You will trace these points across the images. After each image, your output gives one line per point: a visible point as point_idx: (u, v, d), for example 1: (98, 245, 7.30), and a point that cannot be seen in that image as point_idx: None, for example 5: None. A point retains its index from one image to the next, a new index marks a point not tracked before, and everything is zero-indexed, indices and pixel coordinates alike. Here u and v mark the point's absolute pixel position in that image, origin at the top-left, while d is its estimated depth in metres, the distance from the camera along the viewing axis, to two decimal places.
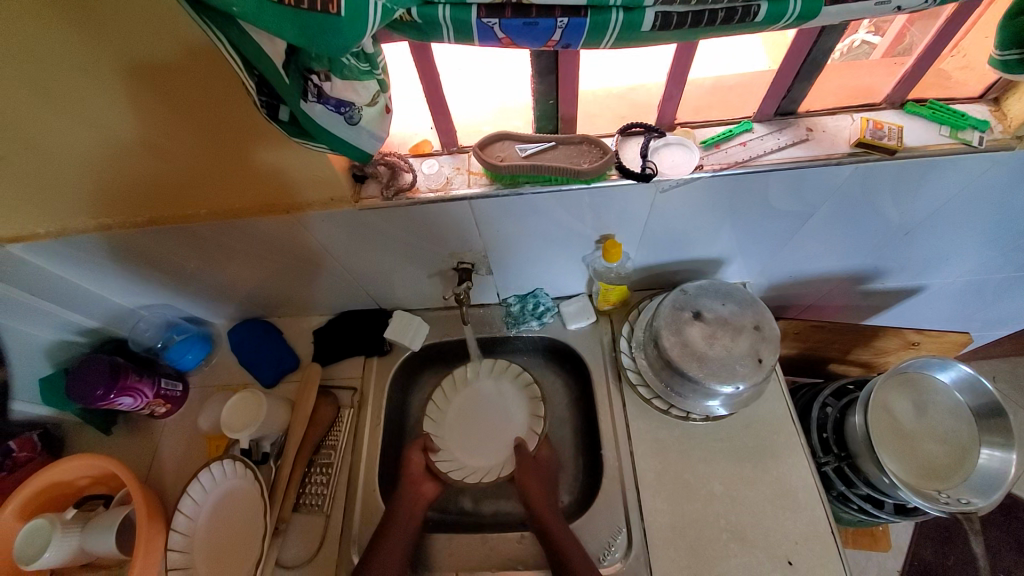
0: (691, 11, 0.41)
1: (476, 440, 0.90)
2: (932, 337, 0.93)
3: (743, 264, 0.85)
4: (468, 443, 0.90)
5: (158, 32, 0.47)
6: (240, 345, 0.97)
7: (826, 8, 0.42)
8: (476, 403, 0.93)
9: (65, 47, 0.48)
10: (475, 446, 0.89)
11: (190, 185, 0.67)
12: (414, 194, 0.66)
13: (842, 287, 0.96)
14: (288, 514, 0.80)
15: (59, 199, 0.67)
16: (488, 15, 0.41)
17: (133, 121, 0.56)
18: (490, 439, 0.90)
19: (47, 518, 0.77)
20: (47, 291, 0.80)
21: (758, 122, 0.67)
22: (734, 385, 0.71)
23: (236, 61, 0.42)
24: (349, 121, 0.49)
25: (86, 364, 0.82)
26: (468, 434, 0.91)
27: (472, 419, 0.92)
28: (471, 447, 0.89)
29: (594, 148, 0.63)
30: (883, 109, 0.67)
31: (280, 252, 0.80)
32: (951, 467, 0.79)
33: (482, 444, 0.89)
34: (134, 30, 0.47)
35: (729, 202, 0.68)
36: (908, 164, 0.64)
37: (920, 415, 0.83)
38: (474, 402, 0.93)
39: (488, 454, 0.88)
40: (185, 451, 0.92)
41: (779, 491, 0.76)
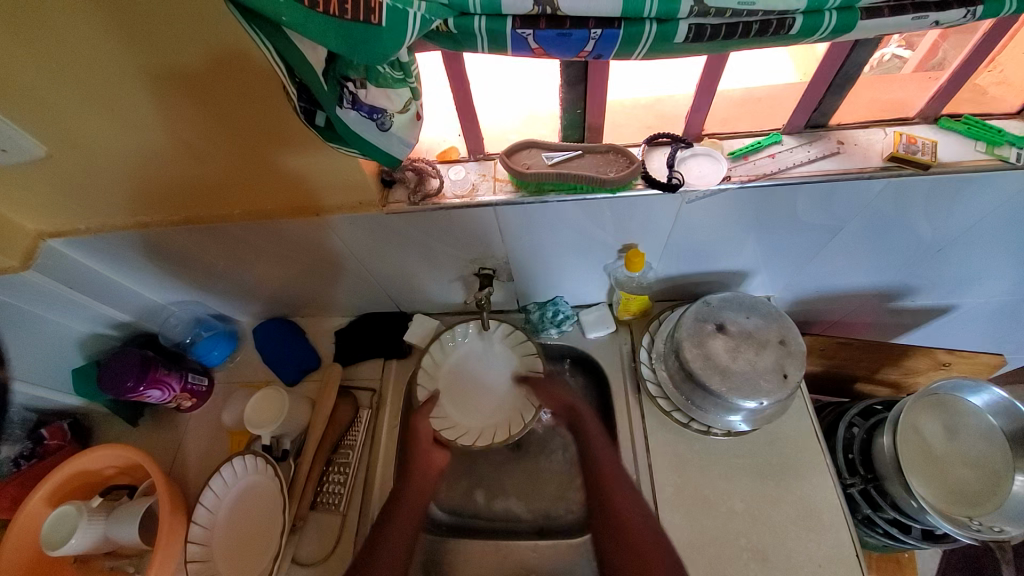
0: (725, 23, 0.41)
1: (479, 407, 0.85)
2: (964, 358, 0.90)
3: (767, 277, 0.84)
4: (468, 409, 0.86)
5: (193, 35, 0.49)
6: (263, 343, 0.99)
7: (862, 22, 0.42)
8: (463, 369, 0.88)
9: (105, 50, 0.50)
10: (479, 408, 0.86)
11: (223, 186, 0.69)
12: (440, 200, 0.67)
13: (870, 303, 0.93)
14: (305, 512, 0.81)
15: (102, 196, 0.70)
16: (522, 27, 0.42)
17: (170, 121, 0.58)
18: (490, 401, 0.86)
19: (75, 505, 0.79)
20: (84, 285, 0.83)
21: (787, 135, 0.66)
22: (757, 400, 0.70)
23: (280, 67, 0.43)
24: (381, 127, 0.51)
25: (119, 356, 0.84)
26: (468, 399, 0.86)
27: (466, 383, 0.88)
28: (474, 409, 0.85)
29: (621, 158, 0.63)
30: (916, 123, 0.66)
31: (306, 253, 0.82)
32: (984, 494, 0.76)
33: (485, 404, 0.86)
34: (169, 33, 0.48)
35: (755, 214, 0.68)
36: (944, 180, 0.62)
37: (952, 437, 0.80)
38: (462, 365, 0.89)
39: (494, 410, 0.85)
40: (208, 445, 0.94)
41: (803, 511, 0.74)
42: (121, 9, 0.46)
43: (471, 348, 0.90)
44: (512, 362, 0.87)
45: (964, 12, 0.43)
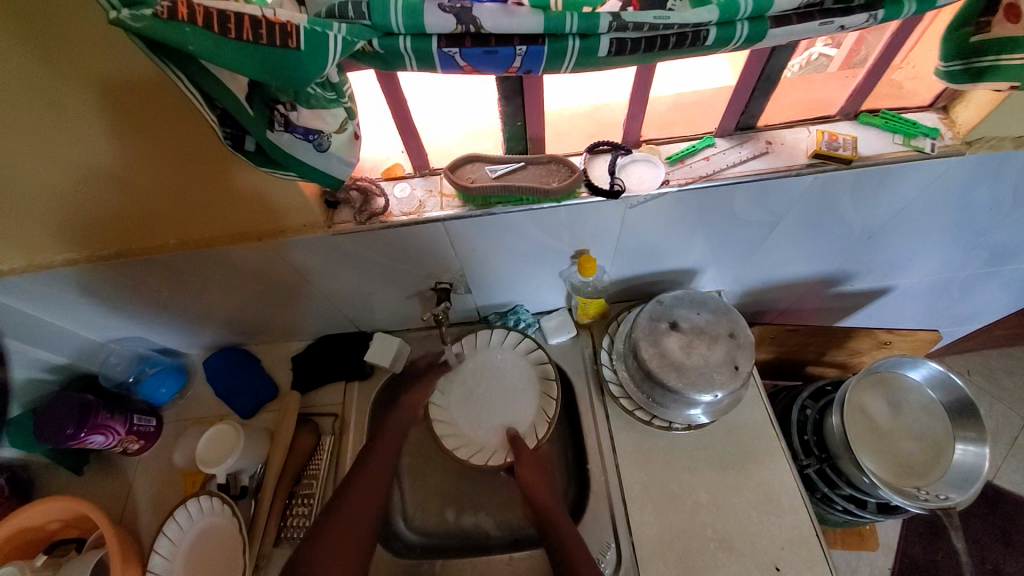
0: (644, 37, 0.43)
1: (481, 419, 0.87)
2: (903, 336, 0.96)
3: (717, 272, 0.87)
4: (476, 416, 0.87)
5: (107, 53, 0.46)
6: (216, 375, 0.95)
7: (771, 30, 0.44)
8: (486, 375, 0.89)
9: (12, 76, 0.46)
10: (484, 422, 0.87)
11: (159, 216, 0.66)
12: (388, 218, 0.66)
13: (815, 289, 0.98)
14: (268, 550, 0.78)
15: (23, 235, 0.65)
16: (448, 45, 0.42)
17: (95, 151, 0.55)
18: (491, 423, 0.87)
19: (16, 566, 0.72)
20: (11, 330, 0.77)
21: (721, 137, 0.69)
22: (713, 394, 0.72)
23: (197, 98, 0.42)
24: (319, 147, 0.50)
25: (55, 402, 0.79)
26: (478, 407, 0.88)
27: (484, 389, 0.88)
28: (482, 422, 0.87)
29: (563, 167, 0.64)
30: (838, 121, 0.70)
31: (253, 278, 0.79)
32: (928, 464, 0.81)
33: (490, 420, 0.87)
34: (78, 52, 0.46)
35: (697, 213, 0.70)
36: (864, 173, 0.66)
37: (895, 413, 0.85)
38: (487, 373, 0.89)
39: (494, 431, 0.86)
40: (161, 488, 0.89)
41: (764, 497, 0.77)
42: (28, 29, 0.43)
43: (501, 364, 0.89)
44: (530, 393, 0.87)
45: (867, 16, 0.46)
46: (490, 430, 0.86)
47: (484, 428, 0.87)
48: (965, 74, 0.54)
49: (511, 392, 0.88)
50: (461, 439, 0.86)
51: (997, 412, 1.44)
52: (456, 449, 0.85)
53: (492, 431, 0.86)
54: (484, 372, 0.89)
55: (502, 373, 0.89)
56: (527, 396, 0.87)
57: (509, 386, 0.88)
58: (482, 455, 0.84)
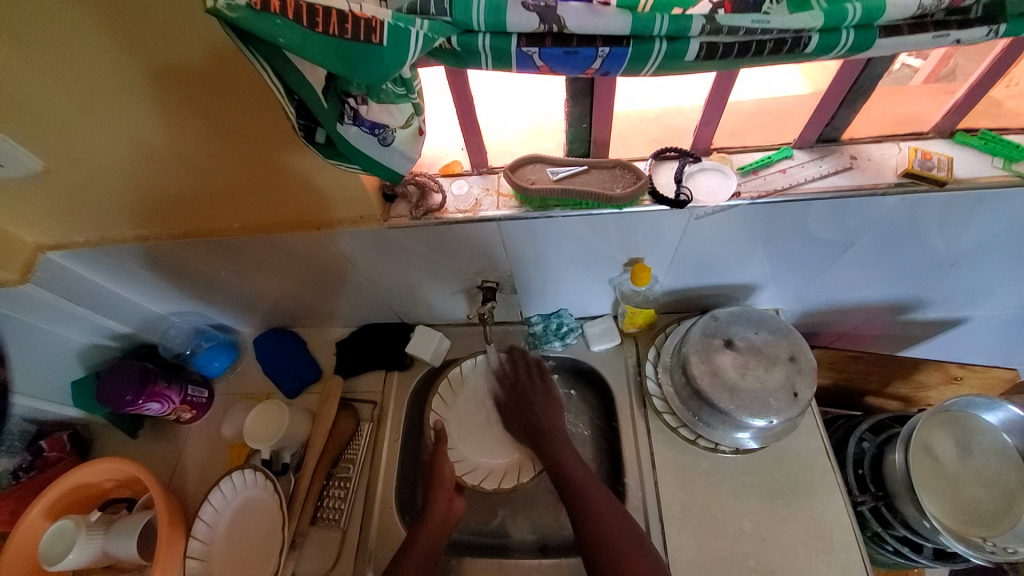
0: (738, 41, 0.40)
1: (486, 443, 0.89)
2: (977, 372, 0.88)
3: (776, 291, 0.83)
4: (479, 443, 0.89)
5: (183, 37, 0.47)
6: (265, 353, 0.99)
7: (879, 39, 0.41)
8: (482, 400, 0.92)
9: (103, 58, 0.48)
10: (490, 446, 0.89)
11: (223, 200, 0.68)
12: (443, 214, 0.66)
13: (880, 315, 0.91)
14: (306, 527, 0.80)
15: (101, 210, 0.69)
16: (528, 45, 0.41)
17: (171, 135, 0.57)
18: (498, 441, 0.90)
19: (73, 520, 0.78)
20: (85, 298, 0.82)
21: (799, 149, 0.65)
22: (767, 419, 0.68)
23: (278, 88, 0.43)
24: (383, 142, 0.49)
25: (118, 369, 0.83)
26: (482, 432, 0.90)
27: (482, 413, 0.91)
28: (484, 447, 0.89)
29: (627, 173, 0.62)
30: (931, 138, 0.64)
31: (308, 265, 0.81)
32: (998, 513, 0.74)
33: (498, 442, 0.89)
34: (159, 34, 0.47)
35: (765, 229, 0.66)
36: (959, 196, 0.61)
37: (965, 455, 0.79)
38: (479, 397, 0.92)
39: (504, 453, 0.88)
40: (208, 458, 0.93)
41: (814, 532, 0.72)
42: (119, 14, 0.45)
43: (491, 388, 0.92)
44: None
45: (987, 30, 0.41)
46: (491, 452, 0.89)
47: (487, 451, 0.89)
48: None
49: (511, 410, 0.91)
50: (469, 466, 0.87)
51: None
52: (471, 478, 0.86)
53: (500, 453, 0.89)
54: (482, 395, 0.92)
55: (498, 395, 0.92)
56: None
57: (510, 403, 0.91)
58: (493, 478, 0.86)
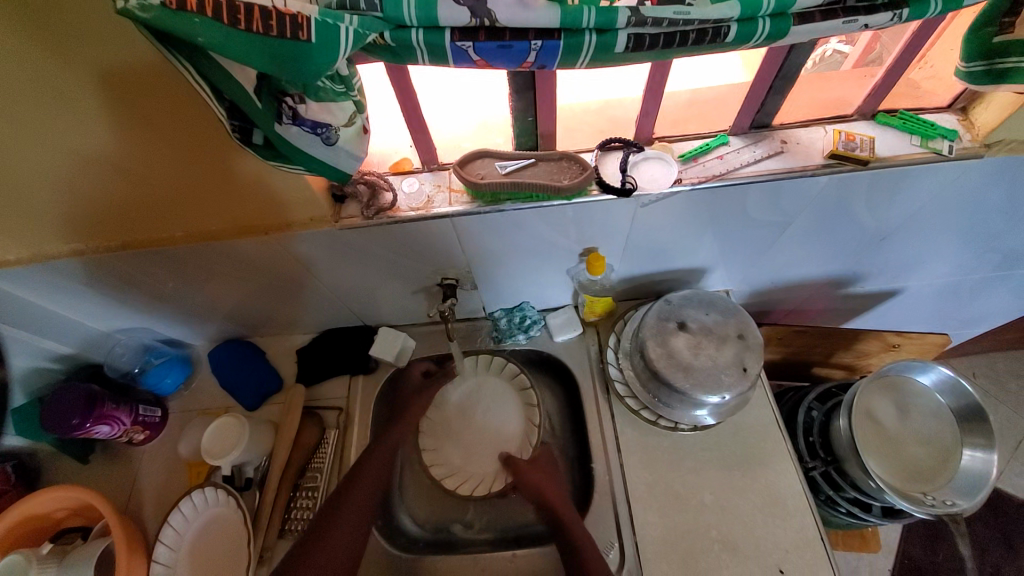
0: (663, 32, 0.42)
1: (473, 448, 0.90)
2: (912, 338, 0.95)
3: (725, 272, 0.86)
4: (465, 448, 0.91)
5: (110, 37, 0.45)
6: (221, 366, 0.95)
7: (794, 27, 0.43)
8: (469, 404, 0.93)
9: (23, 66, 0.46)
10: (476, 453, 0.90)
11: (165, 208, 0.66)
12: (395, 213, 0.66)
13: (824, 290, 0.97)
14: (273, 541, 0.78)
15: (29, 226, 0.65)
16: (462, 39, 0.41)
17: (103, 143, 0.55)
18: (486, 447, 0.90)
19: (22, 554, 0.73)
20: (18, 319, 0.77)
21: (734, 136, 0.68)
22: (721, 395, 0.71)
23: (205, 89, 0.42)
24: (327, 141, 0.48)
25: (61, 393, 0.79)
26: (468, 436, 0.91)
27: (470, 417, 0.92)
28: (471, 452, 0.90)
29: (574, 164, 0.63)
30: (855, 120, 0.68)
31: (259, 271, 0.78)
32: (935, 469, 0.80)
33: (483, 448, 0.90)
34: (86, 39, 0.45)
35: (709, 214, 0.69)
36: (881, 174, 0.65)
37: (903, 417, 0.85)
38: (468, 401, 0.93)
39: (488, 460, 0.89)
40: (166, 479, 0.89)
41: (769, 499, 0.76)
42: (41, 18, 0.43)
43: (478, 393, 0.93)
44: (514, 416, 0.91)
45: (890, 15, 0.45)
46: (477, 459, 0.90)
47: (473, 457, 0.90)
48: (988, 75, 0.52)
49: (498, 415, 0.92)
50: (455, 473, 0.89)
51: (1002, 415, 1.42)
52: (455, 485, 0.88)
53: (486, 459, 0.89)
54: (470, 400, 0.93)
55: (485, 400, 0.93)
56: (513, 413, 0.91)
57: (497, 407, 0.92)
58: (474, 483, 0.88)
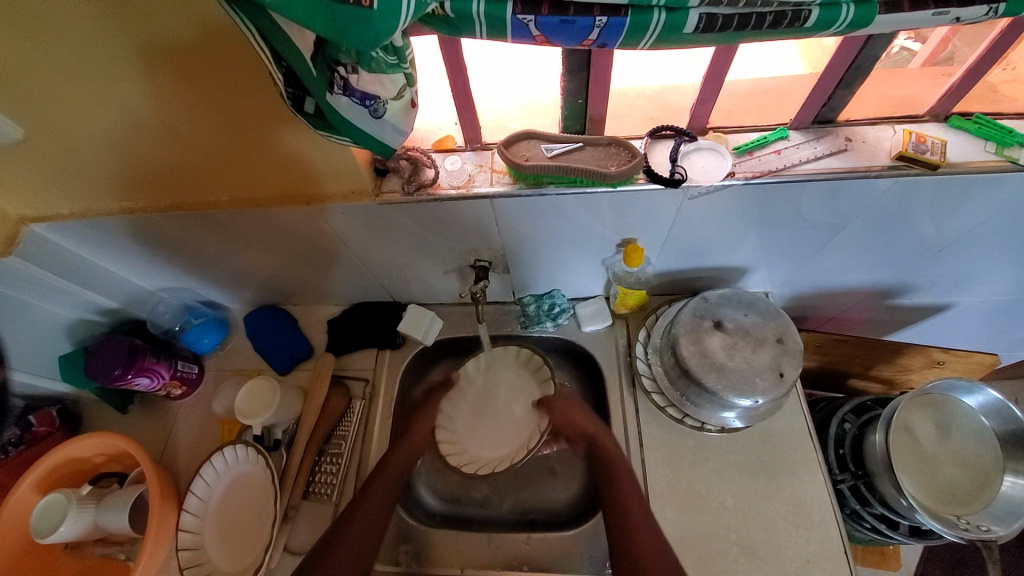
0: (738, 13, 0.39)
1: (491, 436, 0.88)
2: (958, 357, 0.90)
3: (767, 273, 0.83)
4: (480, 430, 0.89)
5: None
6: (255, 332, 0.98)
7: (879, 16, 0.40)
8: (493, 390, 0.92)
9: (83, 23, 0.46)
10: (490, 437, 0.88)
11: (211, 171, 0.67)
12: (436, 190, 0.65)
13: (868, 300, 0.93)
14: (298, 501, 0.81)
15: (86, 181, 0.67)
16: (523, 12, 0.39)
17: (156, 105, 0.56)
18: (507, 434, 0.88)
19: (64, 493, 0.78)
20: (70, 272, 0.81)
21: (794, 130, 0.64)
22: (753, 399, 0.70)
23: (264, 52, 0.41)
24: (374, 114, 0.48)
25: (104, 345, 0.82)
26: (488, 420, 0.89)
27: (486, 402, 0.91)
28: (486, 437, 0.88)
29: (622, 151, 0.61)
30: (926, 121, 0.64)
31: (295, 242, 0.80)
32: (972, 492, 0.76)
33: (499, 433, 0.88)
34: (145, 1, 0.45)
35: (758, 211, 0.66)
36: (950, 181, 0.61)
37: (943, 437, 0.81)
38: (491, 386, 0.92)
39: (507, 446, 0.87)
40: (200, 433, 0.93)
41: (794, 508, 0.75)
42: None
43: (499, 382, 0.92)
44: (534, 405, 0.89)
45: (986, 9, 0.41)
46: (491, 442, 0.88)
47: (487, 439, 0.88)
48: None
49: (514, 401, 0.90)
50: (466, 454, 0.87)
51: None
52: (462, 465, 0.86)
53: (500, 444, 0.87)
54: (494, 388, 0.91)
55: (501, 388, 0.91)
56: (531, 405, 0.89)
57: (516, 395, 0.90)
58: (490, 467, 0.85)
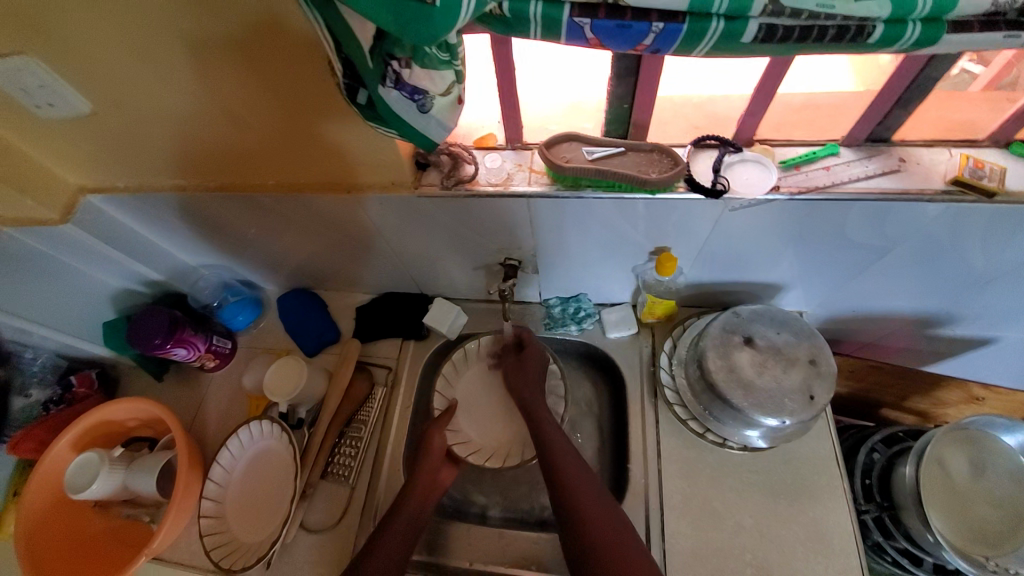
0: (799, 25, 0.39)
1: (494, 424, 0.88)
2: (1000, 394, 0.85)
3: (803, 293, 0.81)
4: (479, 421, 0.89)
5: None
6: (286, 313, 1.01)
7: (948, 35, 0.39)
8: (482, 381, 0.90)
9: (150, 5, 0.49)
10: (491, 425, 0.88)
11: (258, 154, 0.69)
12: (474, 186, 0.66)
13: (907, 328, 0.89)
14: (316, 480, 0.83)
15: (143, 157, 0.71)
16: (580, 15, 0.40)
17: (211, 87, 0.58)
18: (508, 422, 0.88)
19: (99, 453, 0.81)
20: (120, 243, 0.85)
21: (846, 147, 0.62)
22: (780, 419, 0.68)
23: (328, 41, 0.43)
24: (422, 108, 0.49)
25: (147, 314, 0.86)
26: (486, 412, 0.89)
27: (482, 395, 0.90)
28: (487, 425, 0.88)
29: (664, 158, 0.61)
30: (984, 147, 0.61)
31: (331, 228, 0.82)
32: (1003, 534, 0.73)
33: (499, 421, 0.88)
34: None
35: (800, 228, 0.65)
36: (1007, 210, 0.58)
37: (976, 474, 0.77)
38: (483, 376, 0.91)
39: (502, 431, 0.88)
40: (228, 406, 0.97)
41: (814, 535, 0.73)
42: None
43: (488, 375, 0.91)
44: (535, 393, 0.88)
45: None
46: (491, 432, 0.88)
47: (488, 429, 0.88)
48: None
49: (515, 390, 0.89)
50: (473, 446, 0.86)
51: None
52: (470, 457, 0.85)
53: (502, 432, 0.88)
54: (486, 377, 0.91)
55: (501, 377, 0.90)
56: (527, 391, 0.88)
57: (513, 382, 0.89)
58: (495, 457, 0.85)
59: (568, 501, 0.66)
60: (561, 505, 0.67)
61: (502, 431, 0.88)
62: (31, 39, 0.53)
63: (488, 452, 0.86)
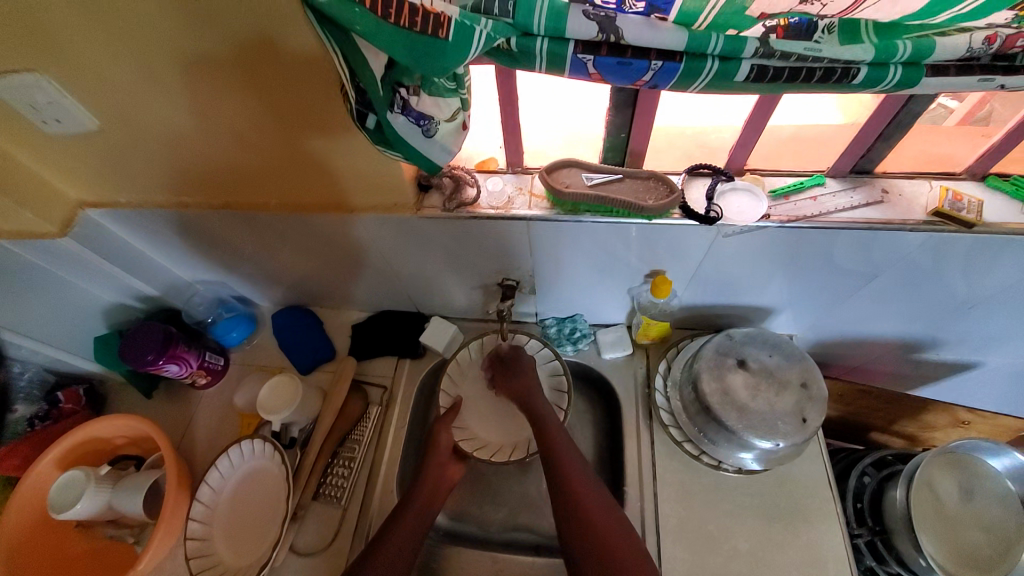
0: (788, 67, 0.42)
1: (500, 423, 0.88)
2: (984, 418, 0.87)
3: (793, 316, 0.83)
4: (486, 419, 0.88)
5: (237, 11, 0.48)
6: (281, 330, 1.00)
7: (925, 78, 0.42)
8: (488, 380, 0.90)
9: (162, 28, 0.50)
10: (496, 422, 0.88)
11: (262, 173, 0.70)
12: (475, 209, 0.68)
13: (892, 352, 0.92)
14: (308, 501, 0.82)
15: (147, 174, 0.72)
16: (584, 52, 0.42)
17: (218, 107, 0.59)
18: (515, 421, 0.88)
19: (84, 471, 0.79)
20: (117, 258, 0.85)
21: (831, 178, 0.65)
22: (773, 442, 0.69)
23: (342, 67, 0.44)
24: (427, 133, 0.50)
25: (140, 329, 0.85)
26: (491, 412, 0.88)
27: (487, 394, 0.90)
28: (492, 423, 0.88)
29: (660, 185, 0.63)
30: (962, 179, 0.64)
31: (331, 247, 0.83)
32: (994, 559, 0.73)
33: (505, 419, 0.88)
34: (219, 10, 0.48)
35: (789, 253, 0.67)
36: (985, 240, 0.61)
37: (966, 499, 0.78)
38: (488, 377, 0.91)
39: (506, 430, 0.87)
40: (219, 424, 0.95)
41: (809, 559, 0.73)
42: None
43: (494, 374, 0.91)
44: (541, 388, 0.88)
45: None
46: (497, 428, 0.88)
47: (494, 427, 0.88)
48: None
49: None
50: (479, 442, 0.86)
51: None
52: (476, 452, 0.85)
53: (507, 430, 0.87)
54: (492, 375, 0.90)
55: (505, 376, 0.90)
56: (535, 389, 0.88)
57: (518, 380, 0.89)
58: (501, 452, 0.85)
59: (572, 517, 0.66)
60: (565, 522, 0.66)
61: (508, 430, 0.87)
62: (45, 58, 0.54)
63: (493, 449, 0.85)
